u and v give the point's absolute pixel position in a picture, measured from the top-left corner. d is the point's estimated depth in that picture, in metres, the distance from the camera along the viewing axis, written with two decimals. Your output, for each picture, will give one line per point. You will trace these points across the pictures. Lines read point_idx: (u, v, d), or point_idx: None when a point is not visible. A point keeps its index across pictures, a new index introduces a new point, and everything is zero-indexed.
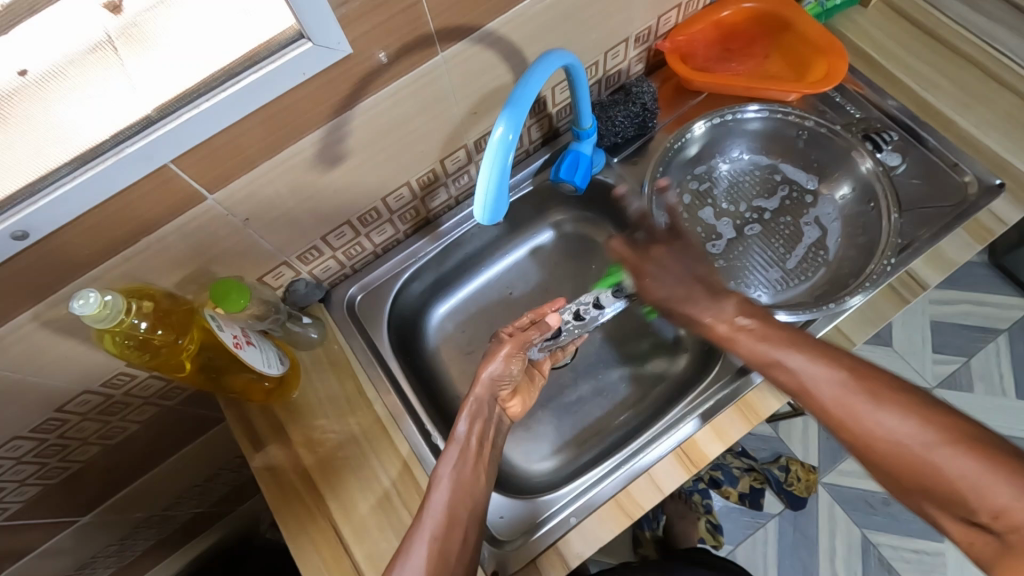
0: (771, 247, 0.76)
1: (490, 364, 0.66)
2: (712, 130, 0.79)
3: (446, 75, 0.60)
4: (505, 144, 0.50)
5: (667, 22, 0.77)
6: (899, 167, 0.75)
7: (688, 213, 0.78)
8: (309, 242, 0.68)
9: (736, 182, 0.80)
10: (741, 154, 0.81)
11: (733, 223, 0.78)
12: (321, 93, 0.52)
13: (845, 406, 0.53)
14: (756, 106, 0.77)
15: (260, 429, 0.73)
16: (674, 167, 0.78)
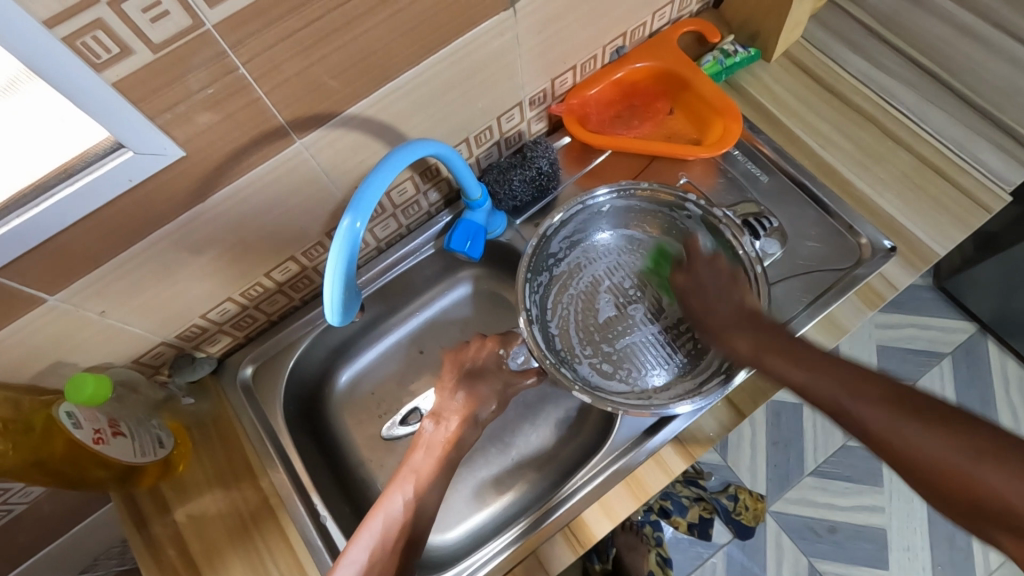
0: (653, 326, 0.73)
1: (417, 448, 0.65)
2: (574, 217, 0.76)
3: (311, 160, 0.59)
4: (352, 234, 0.48)
5: (564, 83, 0.77)
6: (774, 256, 0.74)
7: (565, 295, 0.76)
8: (188, 321, 0.66)
9: (617, 259, 0.77)
10: (620, 229, 0.78)
11: (614, 300, 0.75)
12: (162, 192, 0.50)
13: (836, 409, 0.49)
14: (604, 189, 0.75)
15: (146, 511, 0.70)
16: (542, 255, 0.75)
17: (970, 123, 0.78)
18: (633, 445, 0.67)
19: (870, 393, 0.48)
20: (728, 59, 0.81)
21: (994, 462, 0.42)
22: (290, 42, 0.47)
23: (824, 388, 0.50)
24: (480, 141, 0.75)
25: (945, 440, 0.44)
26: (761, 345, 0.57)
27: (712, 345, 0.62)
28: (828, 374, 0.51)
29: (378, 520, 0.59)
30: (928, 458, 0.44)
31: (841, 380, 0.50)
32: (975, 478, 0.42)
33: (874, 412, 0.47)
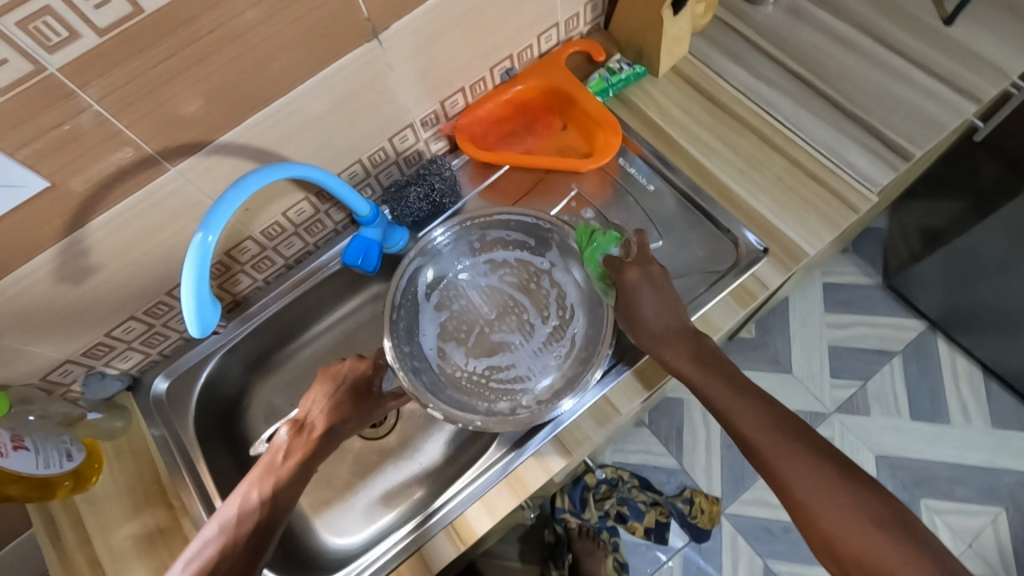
0: (515, 338, 0.80)
1: (274, 451, 0.67)
2: (431, 252, 0.82)
3: (190, 186, 0.63)
4: (205, 248, 0.54)
5: (456, 103, 0.82)
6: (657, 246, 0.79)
7: (439, 318, 0.81)
8: (91, 339, 0.70)
9: (480, 284, 0.83)
10: (481, 256, 0.84)
11: (481, 322, 0.82)
12: (34, 219, 0.55)
13: (769, 461, 0.57)
14: (443, 228, 0.81)
15: (59, 525, 0.73)
16: (410, 289, 0.81)
17: (842, 128, 0.81)
18: (516, 443, 0.71)
19: (882, 534, 0.52)
20: (614, 76, 0.85)
21: (892, 544, 0.52)
22: (140, 81, 0.51)
23: (818, 499, 0.54)
24: (375, 162, 0.80)
25: (831, 504, 0.54)
26: (779, 428, 0.58)
27: (753, 452, 0.58)
28: (851, 513, 0.53)
29: (218, 526, 0.61)
30: (822, 536, 0.54)
31: (845, 501, 0.54)
32: (869, 550, 0.52)
33: (897, 556, 0.51)
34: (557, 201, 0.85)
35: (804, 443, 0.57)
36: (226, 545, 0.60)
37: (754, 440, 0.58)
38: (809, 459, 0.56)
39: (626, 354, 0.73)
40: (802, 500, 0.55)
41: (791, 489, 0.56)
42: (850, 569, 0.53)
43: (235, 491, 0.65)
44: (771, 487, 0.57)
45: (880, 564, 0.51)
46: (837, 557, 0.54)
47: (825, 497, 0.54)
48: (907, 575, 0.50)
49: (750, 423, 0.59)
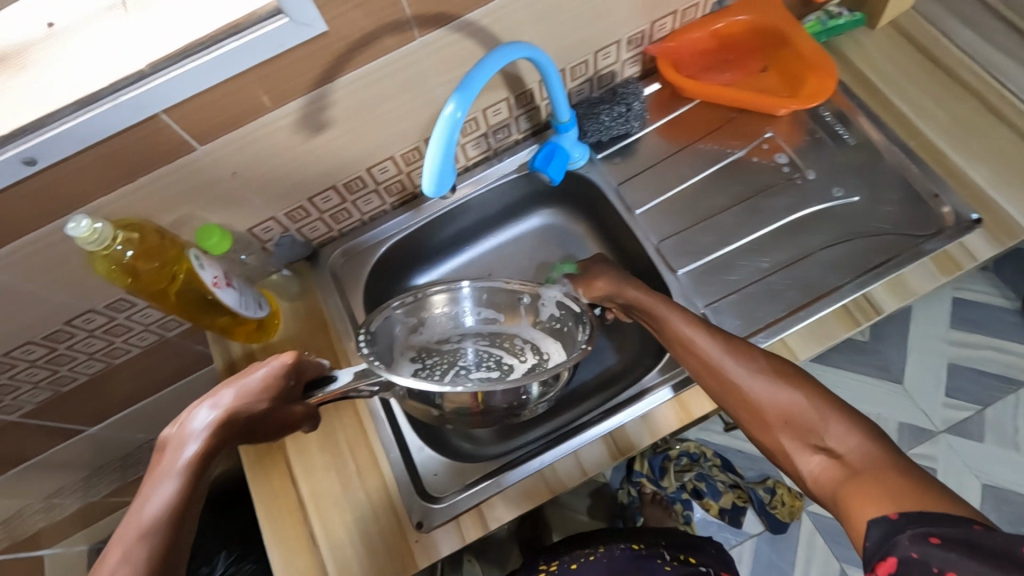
0: (489, 372, 0.72)
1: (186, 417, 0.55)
2: (416, 305, 0.74)
3: (425, 60, 0.65)
4: (453, 121, 0.54)
5: (663, 27, 0.79)
6: (853, 202, 0.76)
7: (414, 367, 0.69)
8: (296, 201, 0.75)
9: (480, 352, 0.74)
10: (482, 322, 0.78)
11: (486, 364, 0.73)
12: (300, 65, 0.58)
13: (722, 370, 0.58)
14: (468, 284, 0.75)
15: (237, 370, 0.78)
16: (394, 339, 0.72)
17: None
18: (686, 369, 0.71)
19: (844, 419, 0.50)
20: (832, 20, 0.81)
21: (842, 421, 0.50)
22: None
23: (778, 393, 0.54)
24: (574, 74, 0.79)
25: (778, 391, 0.54)
26: (733, 345, 0.59)
27: (687, 350, 0.61)
28: (813, 402, 0.52)
29: (177, 481, 0.51)
30: (777, 416, 0.53)
31: (802, 396, 0.53)
32: (824, 428, 0.51)
33: (846, 433, 0.50)
34: (750, 141, 0.82)
35: (730, 340, 0.60)
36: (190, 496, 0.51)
37: (715, 348, 0.59)
38: (746, 352, 0.58)
39: (812, 302, 0.71)
40: (751, 389, 0.55)
41: (728, 373, 0.57)
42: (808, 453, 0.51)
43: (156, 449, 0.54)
44: (732, 396, 0.57)
45: (838, 443, 0.50)
46: (776, 431, 0.53)
47: (768, 377, 0.55)
48: (856, 447, 0.49)
49: (691, 326, 0.62)
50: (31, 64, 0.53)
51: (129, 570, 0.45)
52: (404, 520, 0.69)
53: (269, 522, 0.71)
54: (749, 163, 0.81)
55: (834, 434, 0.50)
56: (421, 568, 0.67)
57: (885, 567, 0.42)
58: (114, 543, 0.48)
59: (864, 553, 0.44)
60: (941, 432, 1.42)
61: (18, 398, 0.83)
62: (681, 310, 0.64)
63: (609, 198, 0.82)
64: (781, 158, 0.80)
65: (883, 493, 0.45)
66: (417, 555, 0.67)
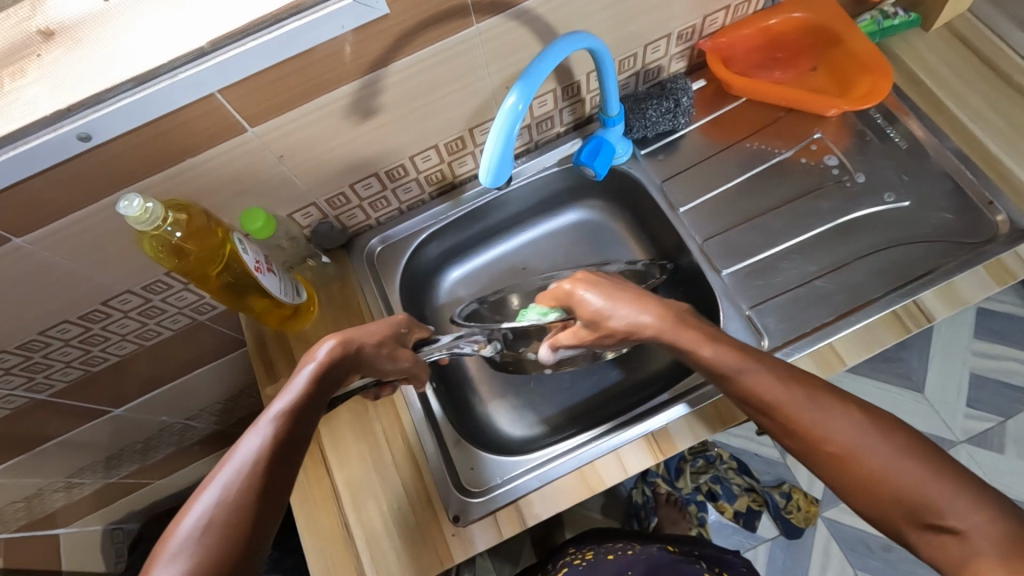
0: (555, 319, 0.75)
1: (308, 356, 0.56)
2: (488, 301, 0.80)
3: (479, 47, 0.64)
4: (514, 114, 0.53)
5: (715, 22, 0.77)
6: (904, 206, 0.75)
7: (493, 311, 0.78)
8: (338, 188, 0.73)
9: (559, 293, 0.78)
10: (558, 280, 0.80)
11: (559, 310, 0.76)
12: (357, 48, 0.56)
13: (806, 427, 0.52)
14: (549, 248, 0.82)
15: (272, 355, 0.78)
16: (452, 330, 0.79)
17: None
18: None
19: (967, 488, 0.46)
20: (886, 21, 0.80)
21: (962, 495, 0.46)
22: None
23: (884, 455, 0.49)
24: (622, 68, 0.78)
25: (883, 453, 0.49)
26: (813, 395, 0.53)
27: (765, 407, 0.55)
28: (926, 470, 0.47)
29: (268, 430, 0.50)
30: (879, 483, 0.48)
31: (919, 464, 0.48)
32: (941, 500, 0.46)
33: (973, 507, 0.45)
34: (796, 142, 0.81)
35: (806, 386, 0.53)
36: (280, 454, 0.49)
37: (796, 394, 0.53)
38: (832, 403, 0.52)
39: (860, 308, 0.70)
40: (845, 446, 0.50)
41: (816, 429, 0.51)
42: (919, 525, 0.47)
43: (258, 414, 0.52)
44: (816, 452, 0.51)
45: (961, 517, 0.45)
46: (886, 507, 0.48)
47: (872, 438, 0.50)
48: (987, 524, 0.44)
49: (765, 373, 0.55)
50: (88, 39, 0.52)
51: (218, 514, 0.45)
52: (441, 513, 0.68)
53: (303, 509, 0.70)
54: (796, 163, 0.80)
55: (956, 510, 0.45)
56: (457, 562, 0.67)
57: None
58: (197, 501, 0.46)
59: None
60: (961, 442, 1.41)
61: (50, 376, 0.82)
62: (749, 359, 0.57)
63: (650, 194, 0.81)
64: (830, 160, 0.79)
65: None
66: (453, 548, 0.67)
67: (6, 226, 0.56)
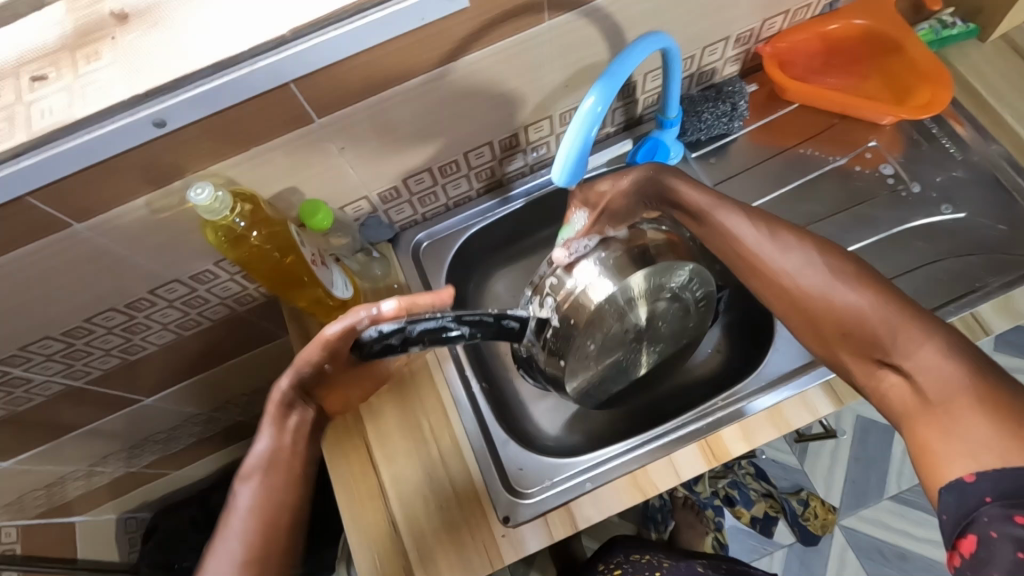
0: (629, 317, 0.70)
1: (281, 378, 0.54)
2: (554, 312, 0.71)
3: (547, 43, 0.63)
4: (592, 116, 0.53)
5: (773, 26, 0.76)
6: (957, 216, 0.75)
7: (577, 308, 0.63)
8: (391, 182, 0.73)
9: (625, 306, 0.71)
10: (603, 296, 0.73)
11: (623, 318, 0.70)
12: (432, 41, 0.56)
13: (789, 280, 0.60)
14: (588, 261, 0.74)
15: None
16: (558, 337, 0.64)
17: None
18: (782, 379, 0.70)
19: (932, 340, 0.52)
20: (945, 30, 0.79)
21: (922, 340, 0.53)
22: None
23: (869, 312, 0.55)
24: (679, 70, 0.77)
25: (862, 309, 0.55)
26: (818, 254, 0.59)
27: (759, 266, 0.61)
28: (905, 325, 0.53)
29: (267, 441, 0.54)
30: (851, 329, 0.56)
31: (902, 320, 0.54)
32: (903, 349, 0.53)
33: (937, 359, 0.51)
34: (849, 150, 0.80)
35: (779, 240, 0.61)
36: (278, 466, 0.53)
37: (762, 248, 0.61)
38: (823, 256, 0.59)
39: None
40: (805, 289, 0.58)
41: (779, 272, 0.60)
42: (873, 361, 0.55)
43: (272, 397, 0.54)
44: (789, 304, 0.60)
45: (917, 367, 0.52)
46: (839, 346, 0.58)
47: (835, 283, 0.57)
48: (938, 372, 0.51)
49: (741, 226, 0.62)
50: (164, 23, 0.51)
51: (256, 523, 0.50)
52: (491, 513, 0.67)
53: (348, 507, 0.69)
54: (849, 171, 0.80)
55: (912, 356, 0.52)
56: (507, 563, 0.66)
57: (967, 543, 0.45)
58: (243, 490, 0.52)
59: (942, 521, 0.48)
60: None
61: (89, 363, 0.82)
62: (738, 212, 0.64)
63: None
64: (887, 168, 0.79)
65: (964, 434, 0.48)
66: (502, 550, 0.66)
67: (69, 211, 0.55)
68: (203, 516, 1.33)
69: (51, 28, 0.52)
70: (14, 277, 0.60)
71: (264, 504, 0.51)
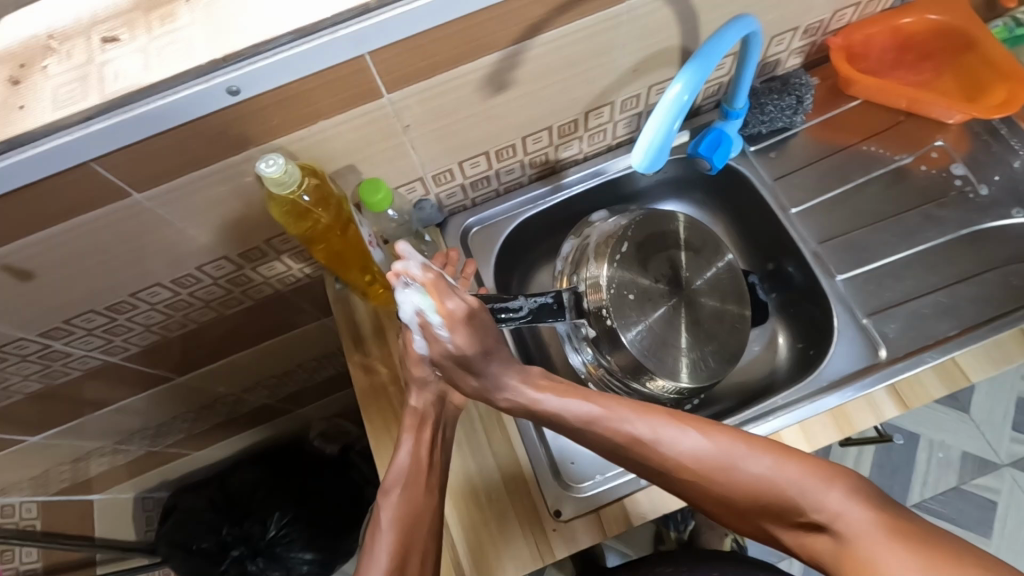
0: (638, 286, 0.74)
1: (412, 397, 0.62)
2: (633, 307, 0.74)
3: (623, 25, 0.61)
4: (679, 105, 0.51)
5: (843, 18, 0.74)
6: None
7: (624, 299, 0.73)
8: (447, 164, 0.71)
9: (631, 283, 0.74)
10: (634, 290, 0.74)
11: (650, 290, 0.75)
12: (511, 16, 0.54)
13: (726, 464, 0.46)
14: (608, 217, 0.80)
15: (362, 331, 0.76)
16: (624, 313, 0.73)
17: None
18: (846, 379, 0.68)
19: (902, 543, 0.40)
20: (1020, 28, 0.77)
21: (894, 541, 0.40)
22: None
23: (800, 512, 0.43)
24: None
25: (808, 507, 0.43)
26: (718, 455, 0.46)
27: (647, 447, 0.48)
28: (874, 521, 0.41)
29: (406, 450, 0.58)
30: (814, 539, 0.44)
31: (860, 511, 0.42)
32: (874, 553, 0.40)
33: (907, 563, 0.39)
34: (915, 149, 0.78)
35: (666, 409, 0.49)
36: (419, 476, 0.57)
37: (644, 437, 0.48)
38: (735, 444, 0.46)
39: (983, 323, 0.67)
40: (684, 457, 0.47)
41: (657, 447, 0.48)
42: (787, 526, 0.45)
43: (408, 414, 0.61)
44: (703, 497, 0.47)
45: (887, 567, 0.40)
46: (763, 526, 0.46)
47: (700, 443, 0.47)
48: None
49: (635, 420, 0.49)
50: None
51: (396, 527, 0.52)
52: (543, 507, 0.66)
53: None
54: (914, 170, 0.78)
55: (886, 559, 0.40)
56: (558, 557, 0.64)
57: None
58: (386, 503, 0.55)
59: None
60: (1007, 466, 1.38)
61: (128, 339, 0.80)
62: (638, 407, 0.50)
63: (761, 193, 0.79)
64: (957, 169, 0.77)
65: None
66: (554, 543, 0.65)
67: (132, 180, 0.54)
68: (224, 497, 1.32)
69: None
70: (70, 247, 0.58)
71: (409, 499, 0.55)
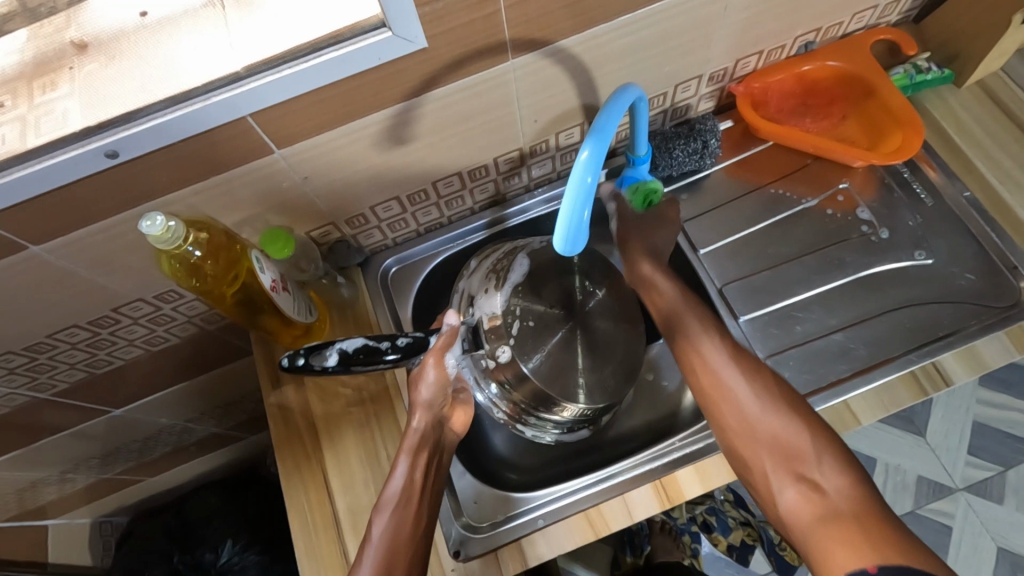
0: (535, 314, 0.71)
1: (404, 452, 0.64)
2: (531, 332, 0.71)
3: (513, 82, 0.63)
4: (583, 186, 0.51)
5: (746, 66, 0.76)
6: (928, 262, 0.75)
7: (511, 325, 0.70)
8: (357, 210, 0.73)
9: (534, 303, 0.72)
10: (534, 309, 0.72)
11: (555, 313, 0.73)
12: (394, 77, 0.56)
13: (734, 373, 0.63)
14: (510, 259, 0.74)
15: (280, 368, 0.77)
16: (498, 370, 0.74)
17: None
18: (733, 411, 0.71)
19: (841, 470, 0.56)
20: (919, 75, 0.79)
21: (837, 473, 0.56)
22: None
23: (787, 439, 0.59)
24: (651, 106, 0.77)
25: (791, 437, 0.58)
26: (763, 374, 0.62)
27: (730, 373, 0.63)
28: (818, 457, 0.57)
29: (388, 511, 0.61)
30: (770, 445, 0.59)
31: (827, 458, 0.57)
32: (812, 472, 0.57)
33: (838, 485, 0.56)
34: (821, 191, 0.80)
35: (745, 382, 0.62)
36: (408, 507, 0.61)
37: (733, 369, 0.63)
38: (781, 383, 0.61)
39: (877, 366, 0.69)
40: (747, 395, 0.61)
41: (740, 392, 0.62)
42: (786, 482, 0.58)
43: (410, 435, 0.65)
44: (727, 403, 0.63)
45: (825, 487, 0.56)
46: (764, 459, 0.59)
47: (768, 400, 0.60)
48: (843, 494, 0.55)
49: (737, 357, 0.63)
50: (125, 57, 0.52)
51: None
52: (442, 548, 0.67)
53: (302, 530, 0.70)
54: (822, 213, 0.80)
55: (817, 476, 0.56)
56: None
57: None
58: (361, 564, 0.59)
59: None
60: (960, 490, 1.37)
61: (54, 376, 0.82)
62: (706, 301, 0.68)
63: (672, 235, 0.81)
64: (862, 212, 0.79)
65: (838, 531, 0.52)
66: None
67: (26, 236, 0.56)
68: (180, 524, 1.33)
69: (10, 55, 0.52)
70: None
71: (388, 543, 0.59)
